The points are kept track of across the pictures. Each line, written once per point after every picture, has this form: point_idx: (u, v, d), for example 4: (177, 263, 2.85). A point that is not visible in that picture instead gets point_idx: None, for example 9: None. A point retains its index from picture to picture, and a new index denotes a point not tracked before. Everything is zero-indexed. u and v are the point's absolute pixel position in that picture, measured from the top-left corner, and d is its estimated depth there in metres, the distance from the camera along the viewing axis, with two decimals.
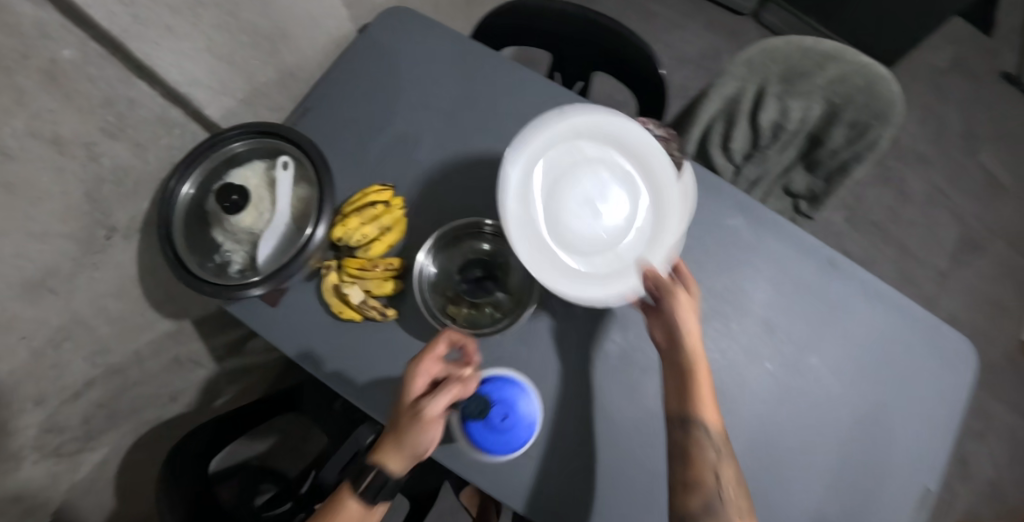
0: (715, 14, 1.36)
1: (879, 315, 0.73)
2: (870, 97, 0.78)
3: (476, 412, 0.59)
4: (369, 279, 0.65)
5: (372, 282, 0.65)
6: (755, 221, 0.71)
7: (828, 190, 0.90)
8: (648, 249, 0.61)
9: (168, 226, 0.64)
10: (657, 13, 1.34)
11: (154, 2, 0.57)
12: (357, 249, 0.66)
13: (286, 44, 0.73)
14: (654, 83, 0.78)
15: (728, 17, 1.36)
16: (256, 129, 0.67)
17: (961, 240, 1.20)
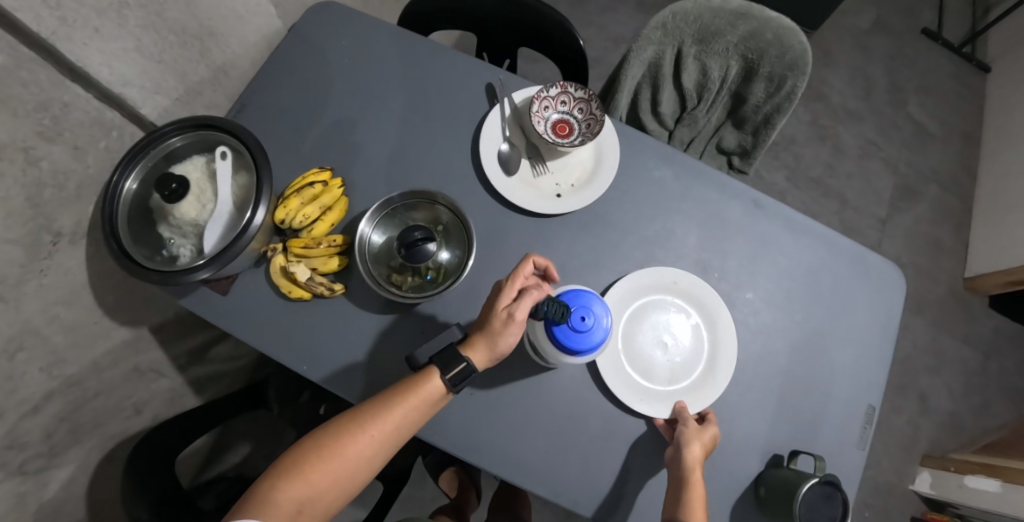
0: None
1: (806, 248, 0.76)
2: (781, 50, 0.84)
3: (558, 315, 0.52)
4: (314, 256, 0.67)
5: (317, 259, 0.68)
6: (680, 170, 0.76)
7: (757, 143, 0.95)
8: (701, 378, 0.69)
9: (112, 224, 0.65)
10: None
11: (80, 4, 0.59)
12: (301, 231, 0.69)
13: (216, 42, 0.75)
14: (575, 52, 0.81)
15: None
16: (192, 122, 0.69)
17: (898, 188, 1.26)
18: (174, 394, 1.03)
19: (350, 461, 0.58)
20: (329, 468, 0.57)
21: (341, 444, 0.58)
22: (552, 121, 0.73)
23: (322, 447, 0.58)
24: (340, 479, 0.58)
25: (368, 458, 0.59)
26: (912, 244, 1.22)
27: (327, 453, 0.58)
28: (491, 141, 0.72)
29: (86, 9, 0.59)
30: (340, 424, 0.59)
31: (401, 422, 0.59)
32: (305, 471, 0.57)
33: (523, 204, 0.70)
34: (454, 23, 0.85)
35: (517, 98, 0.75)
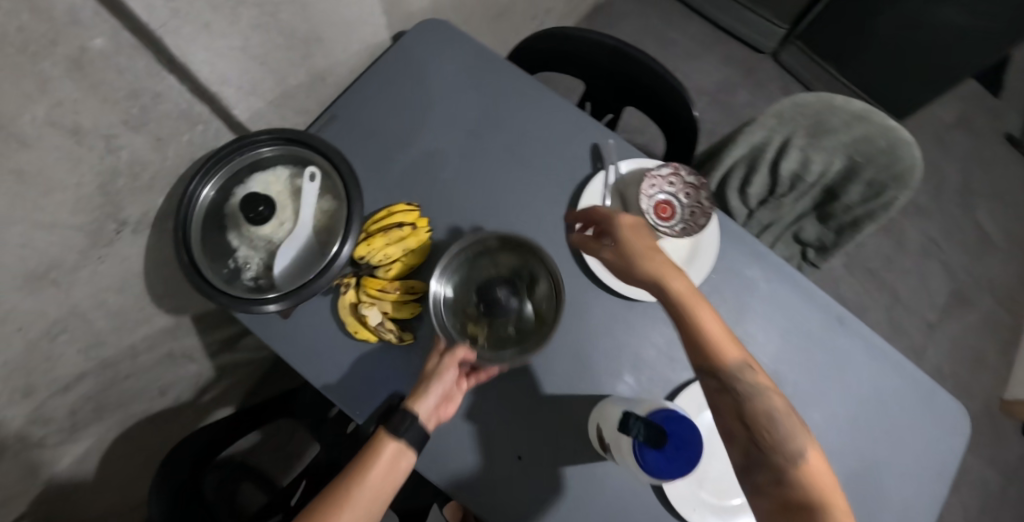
0: (736, 49, 1.44)
1: (880, 375, 0.73)
2: (890, 160, 0.80)
3: (650, 438, 0.51)
4: (387, 300, 0.64)
5: (391, 304, 0.65)
6: (774, 272, 0.72)
7: (838, 242, 0.92)
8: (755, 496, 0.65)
9: (185, 227, 0.62)
10: (682, 42, 1.43)
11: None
12: (378, 269, 0.66)
13: (321, 48, 0.71)
14: (686, 124, 0.77)
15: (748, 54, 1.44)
16: (285, 135, 0.66)
17: (953, 294, 1.23)
18: (197, 378, 1.01)
19: None
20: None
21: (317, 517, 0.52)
22: (654, 201, 0.69)
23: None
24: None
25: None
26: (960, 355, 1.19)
27: None
28: (589, 210, 0.69)
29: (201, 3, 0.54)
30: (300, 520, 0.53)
31: (376, 487, 0.54)
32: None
33: (614, 284, 0.67)
34: (563, 69, 0.81)
35: (623, 168, 0.71)
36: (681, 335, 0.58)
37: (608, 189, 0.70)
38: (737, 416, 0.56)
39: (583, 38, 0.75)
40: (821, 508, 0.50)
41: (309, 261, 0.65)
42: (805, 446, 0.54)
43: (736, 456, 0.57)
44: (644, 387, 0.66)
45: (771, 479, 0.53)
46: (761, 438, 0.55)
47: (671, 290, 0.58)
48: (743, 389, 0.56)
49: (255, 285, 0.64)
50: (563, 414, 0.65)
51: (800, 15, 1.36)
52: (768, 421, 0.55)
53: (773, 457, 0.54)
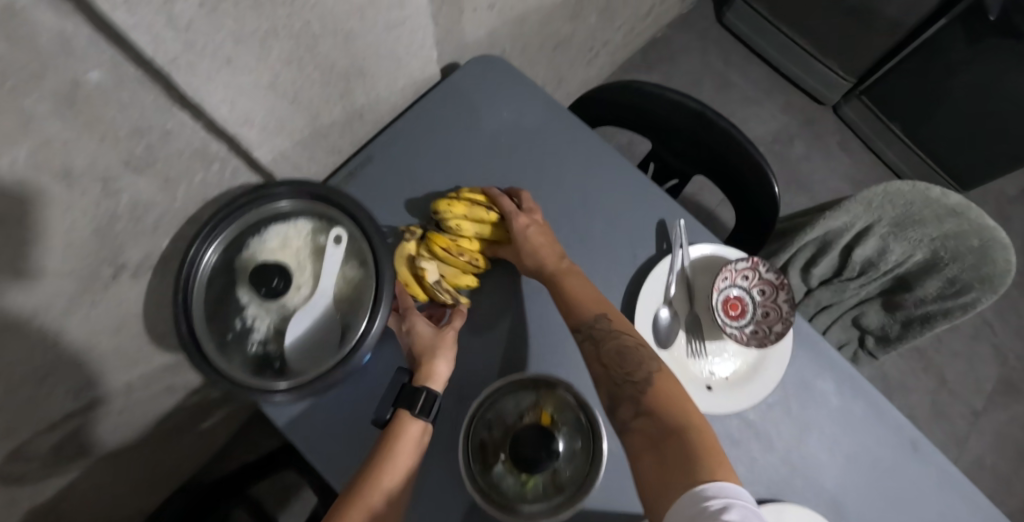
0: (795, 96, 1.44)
1: (952, 511, 0.62)
2: (979, 261, 0.71)
3: None
4: (448, 262, 0.60)
5: (450, 267, 0.60)
6: (849, 387, 0.64)
7: (903, 336, 0.83)
8: None
9: (186, 286, 0.54)
10: (741, 87, 1.43)
11: (216, 29, 0.44)
12: (447, 232, 0.62)
13: (361, 84, 0.61)
14: (765, 203, 0.67)
15: (809, 106, 1.44)
16: (309, 190, 0.57)
17: (1002, 382, 1.15)
18: (196, 407, 0.93)
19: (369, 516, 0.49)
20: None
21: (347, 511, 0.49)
22: (725, 296, 0.61)
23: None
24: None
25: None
26: (1010, 452, 1.10)
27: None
28: (651, 299, 0.61)
29: (222, 33, 0.44)
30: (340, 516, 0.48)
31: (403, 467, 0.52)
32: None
33: None
34: (629, 125, 0.72)
35: (693, 252, 0.63)
36: (558, 301, 0.58)
37: (675, 276, 0.61)
38: (599, 362, 0.55)
39: (658, 97, 0.66)
40: (698, 460, 0.45)
41: (327, 336, 0.56)
42: (674, 395, 0.52)
43: (603, 398, 0.54)
44: None
45: (651, 430, 0.49)
46: (630, 387, 0.53)
47: (542, 261, 0.60)
48: (601, 336, 0.56)
49: (262, 353, 0.55)
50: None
51: (868, 72, 1.33)
52: (620, 360, 0.54)
53: (641, 419, 0.51)
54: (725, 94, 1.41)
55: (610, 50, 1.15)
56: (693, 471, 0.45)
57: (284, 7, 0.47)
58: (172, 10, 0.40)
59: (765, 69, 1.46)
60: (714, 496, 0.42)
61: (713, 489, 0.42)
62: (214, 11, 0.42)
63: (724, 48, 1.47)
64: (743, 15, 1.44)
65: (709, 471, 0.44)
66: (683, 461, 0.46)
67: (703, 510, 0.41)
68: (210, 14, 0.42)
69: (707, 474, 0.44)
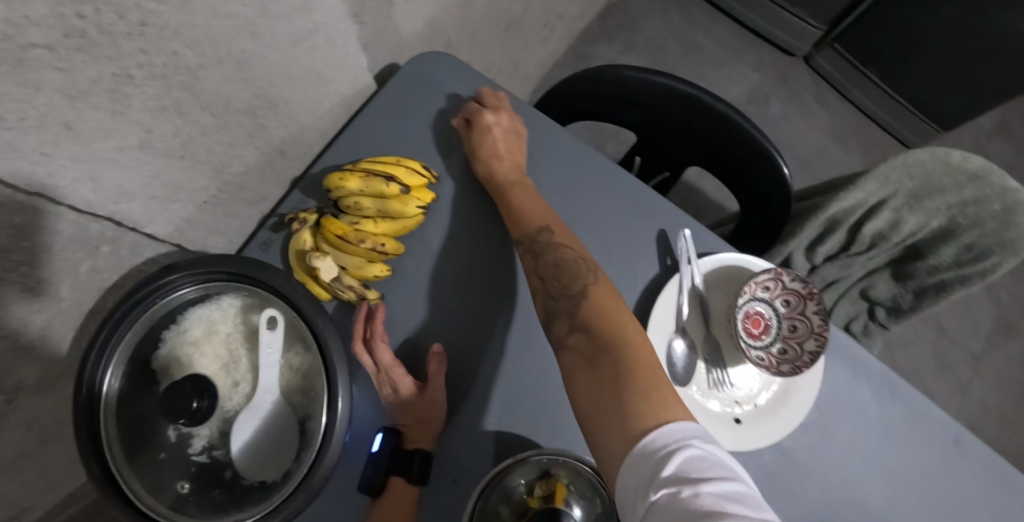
0: (765, 51, 1.36)
1: (1002, 506, 0.59)
2: (1002, 225, 0.66)
3: None
4: (347, 252, 0.49)
5: (350, 257, 0.49)
6: (888, 395, 0.57)
7: (916, 307, 0.77)
8: None
9: (93, 412, 0.40)
10: (708, 47, 1.33)
11: (35, 88, 0.31)
12: (346, 216, 0.50)
13: (274, 116, 0.49)
14: (772, 195, 0.59)
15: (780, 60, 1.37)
16: (222, 271, 0.45)
17: (998, 322, 1.13)
18: None
19: None
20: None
21: None
22: (747, 311, 0.52)
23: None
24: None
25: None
26: (1013, 392, 1.08)
27: None
28: (661, 330, 0.51)
29: (48, 93, 0.32)
30: None
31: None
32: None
33: None
34: (605, 118, 0.61)
35: (704, 265, 0.53)
36: (503, 213, 0.52)
37: (685, 296, 0.51)
38: (536, 274, 0.48)
39: (643, 83, 0.55)
40: (632, 389, 0.37)
41: (282, 440, 0.45)
42: (615, 310, 0.44)
43: (538, 313, 0.48)
44: None
45: (586, 350, 0.42)
46: (563, 296, 0.46)
47: (494, 170, 0.54)
48: (541, 247, 0.49)
49: (208, 461, 0.43)
50: None
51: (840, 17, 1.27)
52: (558, 272, 0.47)
53: (574, 334, 0.44)
54: (694, 55, 1.31)
55: (566, 23, 1.04)
56: (627, 389, 0.37)
57: (133, 42, 0.34)
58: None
59: (729, 25, 1.37)
60: (667, 442, 0.33)
61: (659, 429, 0.34)
62: (23, 66, 0.30)
63: (684, 4, 1.36)
64: None
65: (650, 403, 0.36)
66: (616, 382, 0.38)
67: (647, 464, 0.33)
68: (15, 72, 0.30)
69: (651, 417, 0.35)
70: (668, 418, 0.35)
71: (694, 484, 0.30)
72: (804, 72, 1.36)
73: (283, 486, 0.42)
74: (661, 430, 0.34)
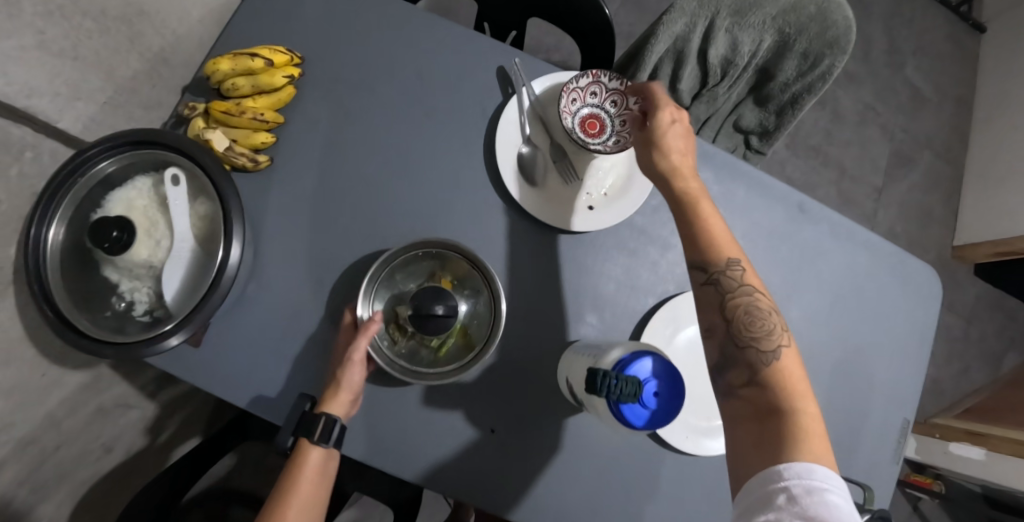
0: None
1: (847, 254, 0.70)
2: (823, 25, 0.74)
3: (630, 394, 0.43)
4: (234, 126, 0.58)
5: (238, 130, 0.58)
6: (727, 173, 0.66)
7: (780, 125, 0.87)
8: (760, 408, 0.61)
9: (39, 265, 0.50)
10: None
11: None
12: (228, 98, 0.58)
13: (147, 22, 0.58)
14: (600, 26, 0.68)
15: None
16: (126, 140, 0.53)
17: (894, 155, 1.26)
18: (144, 425, 0.91)
19: None
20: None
21: None
22: (580, 117, 0.60)
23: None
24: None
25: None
26: (914, 217, 1.25)
27: None
28: (507, 141, 0.60)
29: None
30: None
31: (312, 496, 0.51)
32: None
33: (551, 221, 0.59)
34: None
35: (536, 88, 0.61)
36: (684, 231, 0.53)
37: (525, 114, 0.60)
38: (720, 313, 0.50)
39: None
40: (795, 445, 0.43)
41: (202, 278, 0.55)
42: (796, 375, 0.48)
43: (711, 353, 0.51)
44: (608, 324, 0.60)
45: (745, 379, 0.48)
46: (702, 282, 0.52)
47: (684, 180, 0.53)
48: (728, 286, 0.50)
49: (152, 319, 0.54)
50: (533, 373, 0.59)
51: None
52: (751, 324, 0.49)
53: (744, 331, 0.49)
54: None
55: None
56: (780, 451, 0.43)
57: None
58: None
59: None
60: (793, 477, 0.41)
61: (793, 469, 0.41)
62: None
63: None
64: None
65: (795, 447, 0.43)
66: (782, 441, 0.43)
67: (776, 484, 0.41)
68: None
69: (779, 455, 0.43)
70: (797, 457, 0.42)
71: (806, 487, 0.40)
72: None
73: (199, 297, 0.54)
74: (806, 463, 0.41)
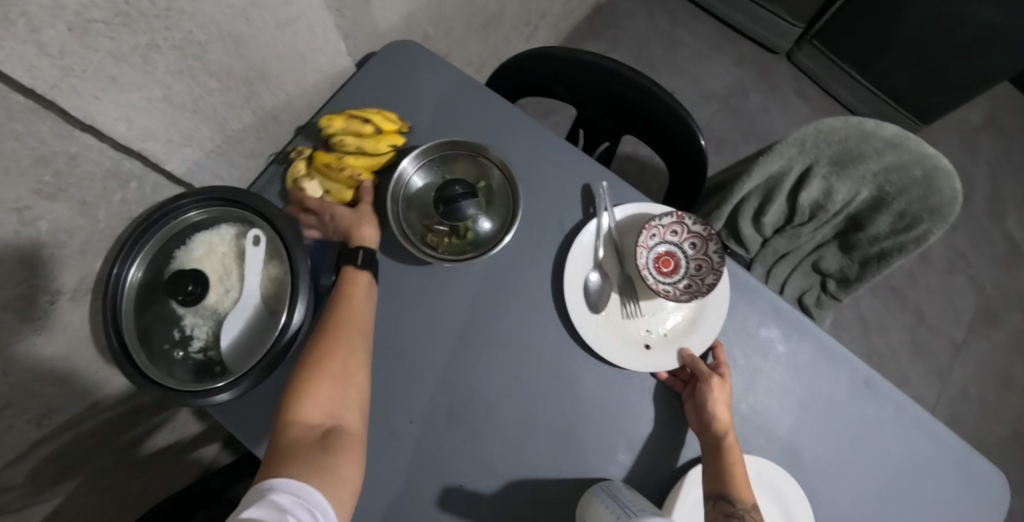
0: (748, 49, 1.42)
1: (909, 442, 0.65)
2: (925, 192, 0.69)
3: None
4: (331, 179, 0.59)
5: (333, 184, 0.60)
6: (794, 333, 0.64)
7: (862, 276, 0.81)
8: None
9: (116, 296, 0.53)
10: (690, 44, 1.40)
11: (90, 49, 0.44)
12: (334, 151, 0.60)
13: (266, 85, 0.61)
14: (694, 159, 0.67)
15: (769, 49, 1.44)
16: (220, 196, 0.57)
17: (979, 311, 1.17)
18: (175, 423, 0.95)
19: (332, 379, 0.50)
20: (323, 409, 0.49)
21: (317, 362, 0.51)
22: (656, 253, 0.60)
23: (297, 388, 0.50)
24: (347, 411, 0.50)
25: (352, 376, 0.51)
26: (997, 383, 1.13)
27: (307, 387, 0.50)
28: (578, 265, 0.60)
29: (101, 55, 0.45)
30: (303, 367, 0.51)
31: (364, 313, 0.55)
32: (306, 418, 0.49)
33: (604, 353, 0.58)
34: (551, 95, 0.71)
35: (618, 214, 0.61)
36: (712, 451, 0.54)
37: (601, 239, 0.60)
38: None
39: (569, 62, 0.65)
40: None
41: (261, 338, 0.56)
42: None
43: None
44: (640, 469, 0.57)
45: None
46: (723, 511, 0.51)
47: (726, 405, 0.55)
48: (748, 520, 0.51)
49: (204, 360, 0.55)
50: (551, 502, 0.56)
51: (820, 14, 1.31)
52: None
53: None
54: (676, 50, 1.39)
55: (548, 22, 1.16)
56: None
57: (160, 21, 0.47)
58: (40, 38, 0.41)
59: (714, 24, 1.44)
60: None
61: None
62: (85, 36, 0.43)
63: (669, 3, 1.45)
64: None
65: None
66: None
67: None
68: (80, 39, 0.43)
69: None
70: None
71: None
72: (786, 67, 1.42)
73: (256, 357, 0.55)
74: None
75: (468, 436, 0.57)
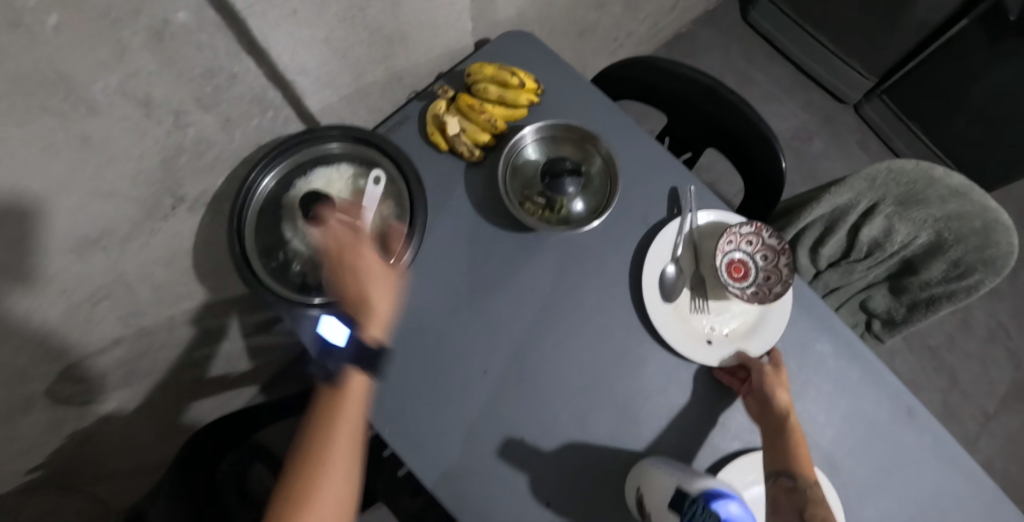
0: (817, 95, 1.51)
1: (947, 479, 0.66)
2: (983, 243, 0.73)
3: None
4: (470, 119, 0.66)
5: (472, 124, 0.66)
6: (846, 352, 0.68)
7: (909, 319, 0.85)
8: None
9: (246, 202, 0.60)
10: (762, 83, 1.51)
11: None
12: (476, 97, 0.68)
13: (403, 47, 0.68)
14: (772, 179, 0.71)
15: (830, 105, 1.51)
16: (357, 134, 0.64)
17: (1015, 387, 1.17)
18: (229, 356, 1.00)
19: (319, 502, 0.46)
20: None
21: (303, 487, 0.47)
22: (729, 259, 0.64)
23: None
24: None
25: (340, 497, 0.48)
26: None
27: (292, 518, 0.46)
28: (657, 257, 0.64)
29: None
30: (283, 496, 0.47)
31: (347, 426, 0.50)
32: None
33: (671, 340, 0.62)
34: (648, 102, 0.77)
35: (699, 218, 0.66)
36: (772, 431, 0.56)
37: (682, 237, 0.65)
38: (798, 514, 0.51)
39: (674, 72, 0.71)
40: None
41: None
42: None
43: None
44: (686, 449, 0.60)
45: None
46: (784, 486, 0.53)
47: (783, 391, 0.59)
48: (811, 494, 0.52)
49: (301, 283, 0.60)
50: (599, 468, 0.59)
51: (893, 71, 1.39)
52: None
53: None
54: (747, 90, 1.49)
55: (634, 43, 1.25)
56: None
57: None
58: None
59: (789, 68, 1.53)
60: None
61: None
62: None
63: (749, 46, 1.54)
64: (768, 14, 1.50)
65: None
66: None
67: None
68: None
69: None
70: None
71: None
72: (853, 119, 1.50)
73: None
74: None
75: (531, 393, 0.61)
